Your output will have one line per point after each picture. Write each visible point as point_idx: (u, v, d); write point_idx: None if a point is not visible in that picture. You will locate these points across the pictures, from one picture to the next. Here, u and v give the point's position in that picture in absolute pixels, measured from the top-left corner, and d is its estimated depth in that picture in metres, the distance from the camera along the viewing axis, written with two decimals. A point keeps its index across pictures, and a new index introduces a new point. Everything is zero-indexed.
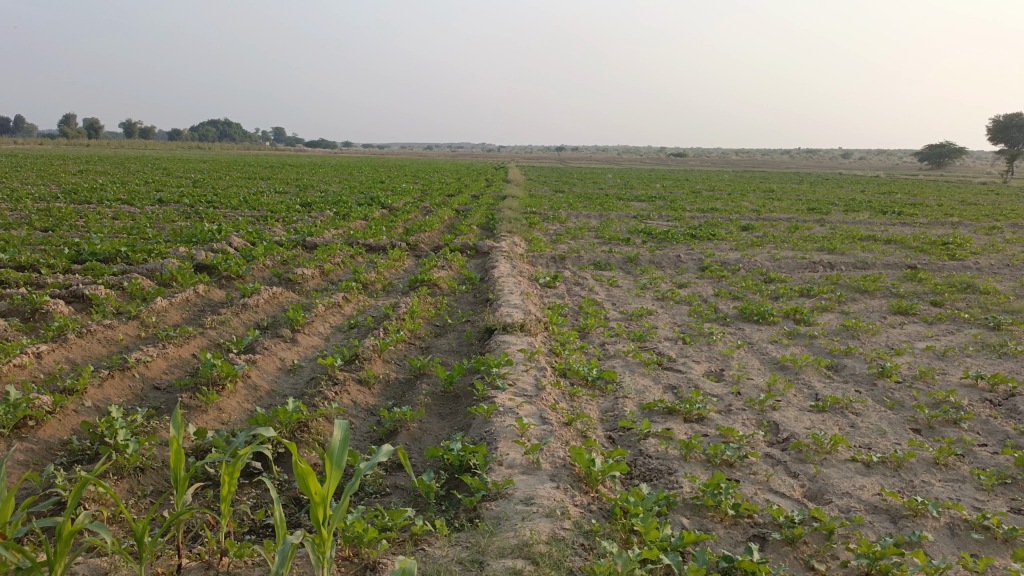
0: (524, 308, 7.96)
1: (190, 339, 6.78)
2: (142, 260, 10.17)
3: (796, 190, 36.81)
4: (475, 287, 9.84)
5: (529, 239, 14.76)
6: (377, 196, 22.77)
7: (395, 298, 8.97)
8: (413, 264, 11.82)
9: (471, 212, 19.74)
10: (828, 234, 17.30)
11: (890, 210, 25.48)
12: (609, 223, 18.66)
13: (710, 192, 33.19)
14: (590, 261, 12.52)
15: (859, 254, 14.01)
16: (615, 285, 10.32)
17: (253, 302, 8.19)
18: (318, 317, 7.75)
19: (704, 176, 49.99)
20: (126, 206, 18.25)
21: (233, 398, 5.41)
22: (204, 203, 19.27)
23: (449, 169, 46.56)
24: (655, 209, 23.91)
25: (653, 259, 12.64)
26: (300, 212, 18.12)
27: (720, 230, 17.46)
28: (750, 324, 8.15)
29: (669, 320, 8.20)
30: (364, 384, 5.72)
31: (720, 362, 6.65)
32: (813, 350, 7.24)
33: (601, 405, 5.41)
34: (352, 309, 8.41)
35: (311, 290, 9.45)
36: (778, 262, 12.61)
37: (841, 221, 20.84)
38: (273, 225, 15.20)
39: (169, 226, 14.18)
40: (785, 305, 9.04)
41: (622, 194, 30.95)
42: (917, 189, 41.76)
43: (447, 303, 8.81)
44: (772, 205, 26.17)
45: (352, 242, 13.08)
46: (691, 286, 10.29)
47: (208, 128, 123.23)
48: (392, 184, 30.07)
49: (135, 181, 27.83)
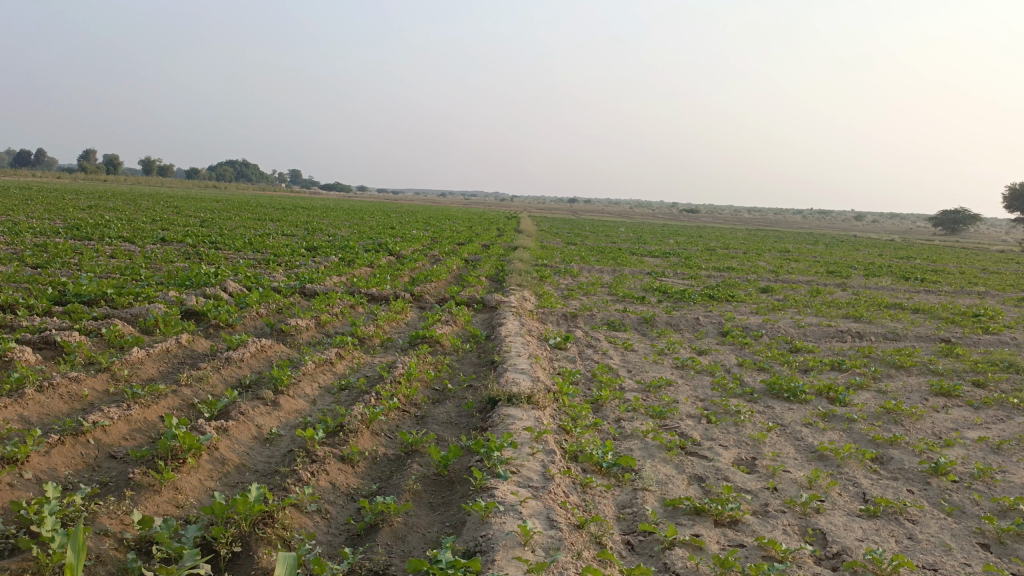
0: (532, 375, 7.25)
1: (160, 399, 6.09)
2: (128, 304, 9.55)
3: (812, 252, 36.16)
4: (480, 346, 9.17)
5: (539, 294, 14.13)
6: (386, 243, 22.30)
7: (393, 357, 8.30)
8: (416, 317, 11.18)
9: (480, 263, 19.16)
10: (851, 300, 16.62)
11: (912, 277, 24.80)
12: (623, 280, 18.05)
13: (725, 251, 32.70)
14: (603, 320, 11.85)
15: (887, 324, 13.27)
16: (631, 349, 9.62)
17: (237, 355, 7.53)
18: (305, 377, 7.06)
19: (718, 233, 49.58)
20: (126, 245, 17.75)
21: (195, 476, 4.70)
22: (207, 244, 18.77)
23: (462, 217, 46.28)
24: (669, 265, 23.30)
25: (669, 321, 11.95)
26: (305, 256, 17.59)
27: (737, 291, 16.79)
28: (779, 402, 7.42)
29: (691, 393, 7.48)
30: (345, 462, 5.01)
31: (750, 448, 5.90)
32: (852, 437, 6.49)
33: (617, 502, 4.68)
34: (345, 367, 7.74)
35: (303, 344, 8.79)
36: (803, 330, 11.88)
37: (863, 286, 20.15)
38: (274, 270, 14.64)
39: (166, 267, 13.63)
40: (816, 381, 8.32)
41: (635, 249, 30.42)
42: (936, 255, 41.09)
43: (448, 364, 8.12)
44: (788, 266, 25.55)
45: (353, 291, 12.48)
46: (712, 354, 9.59)
47: (226, 168, 124.45)
48: (402, 230, 29.65)
49: (143, 218, 27.49)
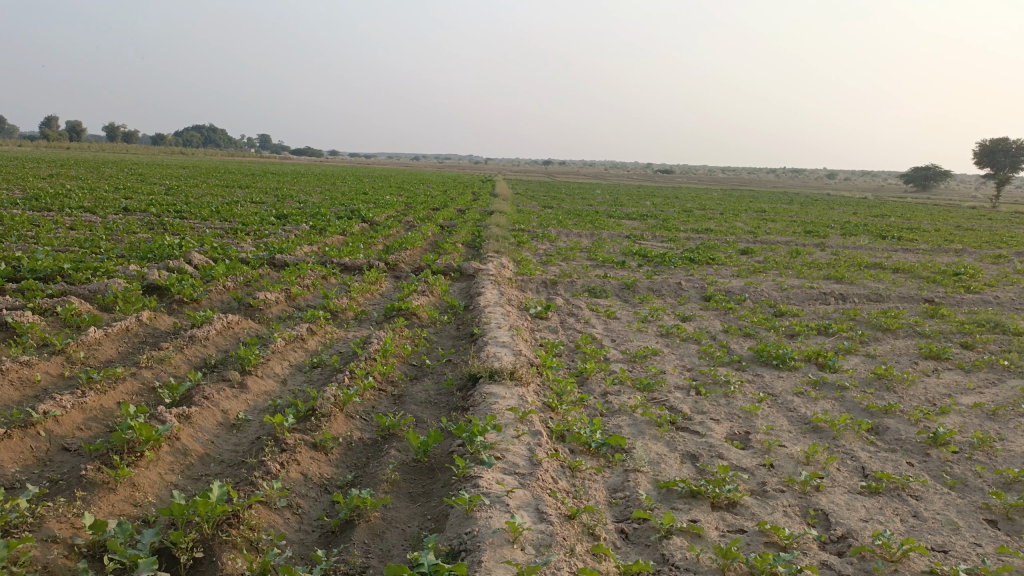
0: (513, 348, 6.95)
1: (117, 384, 5.70)
2: (85, 280, 9.06)
3: (788, 211, 36.19)
4: (458, 317, 8.84)
5: (518, 261, 13.79)
6: (358, 209, 21.77)
7: (368, 331, 7.95)
8: (391, 286, 10.80)
9: (456, 229, 18.76)
10: (831, 260, 16.51)
11: (889, 235, 24.83)
12: (601, 244, 17.77)
13: (702, 212, 32.55)
14: (584, 287, 11.55)
15: (869, 285, 13.14)
16: (613, 317, 9.35)
17: (202, 334, 7.13)
18: (275, 355, 6.70)
19: (694, 194, 49.43)
20: (87, 215, 17.06)
21: (154, 470, 4.35)
22: (172, 213, 18.12)
23: (436, 181, 45.58)
24: (647, 228, 23.04)
25: (651, 286, 11.68)
26: (275, 224, 17.05)
27: (718, 253, 16.58)
28: (768, 370, 7.19)
29: (678, 363, 7.24)
30: (318, 450, 4.69)
31: (743, 422, 5.67)
32: (846, 407, 6.29)
33: (609, 486, 4.42)
34: (317, 343, 7.38)
35: (273, 319, 8.40)
36: (786, 293, 11.68)
37: (841, 246, 20.07)
38: (242, 239, 14.13)
39: (128, 239, 13.07)
40: (804, 346, 8.12)
41: (612, 212, 30.12)
42: (910, 212, 41.30)
43: (425, 337, 7.78)
44: (766, 226, 25.43)
45: (325, 261, 12.05)
46: (697, 320, 9.35)
47: (192, 134, 121.61)
48: (375, 195, 29.03)
49: (106, 187, 26.59)
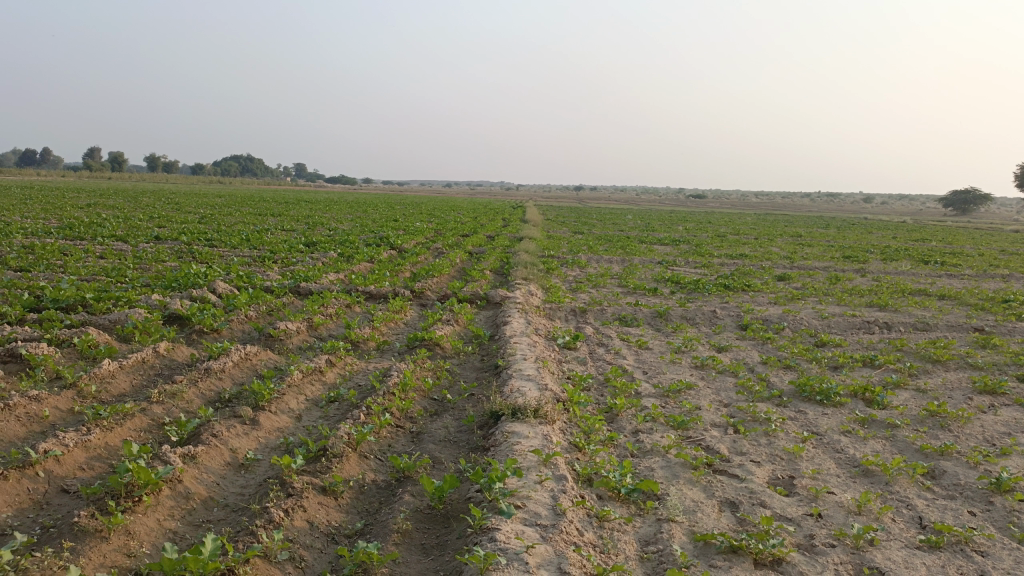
0: (539, 382, 6.61)
1: (125, 421, 5.46)
2: (106, 310, 8.94)
3: (825, 236, 35.45)
4: (483, 348, 8.53)
5: (546, 288, 13.48)
6: (387, 236, 21.69)
7: (389, 363, 7.67)
8: (416, 315, 10.54)
9: (485, 255, 18.52)
10: (872, 286, 15.92)
11: (931, 260, 24.06)
12: (633, 270, 17.40)
13: (736, 237, 31.95)
14: (614, 316, 11.18)
15: (914, 313, 12.56)
16: (645, 348, 8.96)
17: (218, 366, 6.90)
18: (290, 388, 6.43)
19: (728, 219, 48.80)
20: (118, 244, 17.16)
21: (152, 516, 4.07)
22: (202, 242, 18.17)
23: (467, 208, 45.55)
24: (680, 254, 22.60)
25: (684, 315, 11.25)
26: (303, 252, 16.98)
27: (753, 280, 16.09)
28: (811, 406, 6.74)
29: (714, 398, 6.83)
30: (326, 495, 4.37)
31: (786, 465, 5.25)
32: (897, 448, 5.83)
33: (639, 537, 4.05)
34: (335, 376, 7.10)
35: (293, 349, 8.17)
36: (827, 322, 11.17)
37: (882, 271, 19.42)
38: (268, 268, 14.02)
39: (155, 268, 13.03)
40: (849, 380, 7.65)
41: (644, 237, 29.68)
42: (952, 237, 40.20)
43: (448, 370, 7.48)
44: (803, 251, 24.79)
45: (350, 289, 11.85)
46: (733, 351, 8.91)
47: (229, 164, 123.97)
48: (405, 222, 29.02)
49: (141, 216, 26.92)
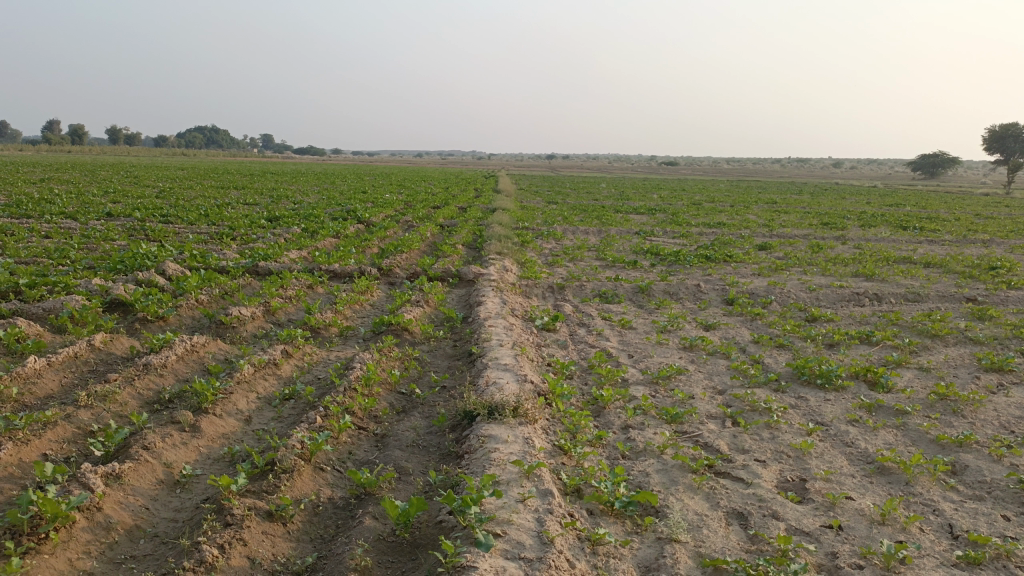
0: (517, 371, 5.99)
1: (45, 431, 4.74)
2: (40, 297, 8.14)
3: (800, 203, 35.19)
4: (455, 332, 7.90)
5: (522, 263, 12.85)
6: (355, 209, 20.86)
7: (352, 352, 7.01)
8: (383, 296, 9.86)
9: (457, 228, 17.82)
10: (856, 254, 15.50)
11: (909, 225, 23.77)
12: (610, 241, 16.82)
13: (712, 204, 31.47)
14: (594, 292, 10.58)
15: (903, 283, 12.12)
16: (629, 328, 8.36)
17: (159, 361, 6.17)
18: (240, 385, 5.75)
19: (702, 187, 48.39)
20: (67, 222, 16.15)
21: (61, 557, 3.40)
22: (158, 218, 17.21)
23: (438, 178, 44.52)
24: (657, 223, 22.00)
25: (667, 290, 10.68)
26: (265, 228, 16.13)
27: (734, 250, 15.57)
28: (813, 392, 6.21)
29: (709, 386, 6.27)
30: (272, 521, 3.74)
31: (794, 465, 4.70)
32: (910, 439, 5.32)
33: (638, 564, 3.47)
34: (292, 369, 6.42)
35: (248, 338, 7.47)
36: (815, 295, 10.68)
37: (862, 238, 19.06)
38: (226, 246, 13.20)
39: (102, 248, 12.13)
40: (848, 360, 7.14)
41: (619, 206, 29.09)
42: (926, 201, 40.12)
43: (417, 359, 6.83)
44: (781, 219, 24.40)
45: (313, 268, 11.10)
46: (722, 329, 8.36)
47: (194, 135, 120.79)
48: (375, 194, 28.11)
49: (95, 191, 25.64)
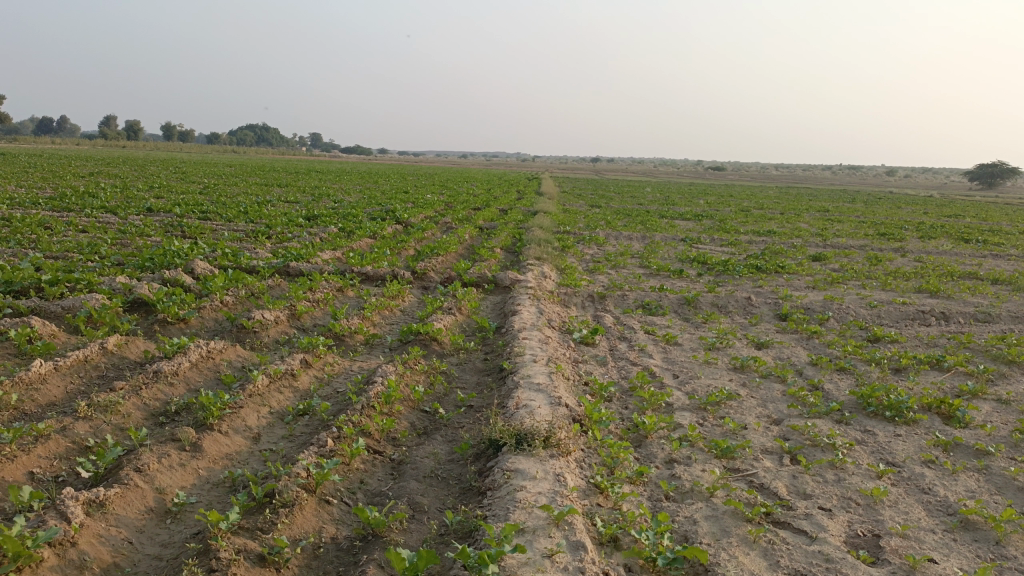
0: (551, 392, 5.48)
1: (36, 444, 4.37)
2: (61, 295, 7.89)
3: (853, 211, 34.01)
4: (487, 342, 7.42)
5: (561, 269, 12.34)
6: (394, 209, 20.56)
7: (375, 364, 6.57)
8: (414, 301, 9.43)
9: (496, 231, 17.37)
10: (917, 268, 14.63)
11: (973, 237, 22.59)
12: (654, 248, 16.20)
13: (761, 211, 30.52)
14: (637, 303, 10.01)
15: (971, 301, 11.28)
16: (674, 344, 7.78)
17: (170, 369, 5.80)
18: (252, 398, 5.35)
19: (750, 192, 47.19)
20: (107, 216, 16.12)
21: None
22: (196, 214, 17.09)
23: (481, 179, 44.17)
24: (703, 230, 21.25)
25: (716, 302, 10.05)
26: (301, 226, 15.87)
27: (786, 260, 14.81)
28: (880, 427, 5.57)
29: (764, 415, 5.67)
30: (264, 566, 3.29)
31: (864, 518, 4.09)
32: (998, 486, 4.66)
33: None
34: (310, 380, 6.00)
35: (269, 345, 7.08)
36: (876, 312, 9.94)
37: (922, 250, 18.10)
38: (260, 244, 12.95)
39: (135, 244, 11.94)
40: (919, 390, 6.46)
41: (664, 211, 28.37)
42: (987, 212, 38.41)
43: (444, 374, 6.36)
44: (834, 228, 23.44)
45: (345, 270, 10.73)
46: (776, 348, 7.73)
47: (244, 133, 122.85)
48: (416, 195, 27.86)
49: (141, 186, 25.80)
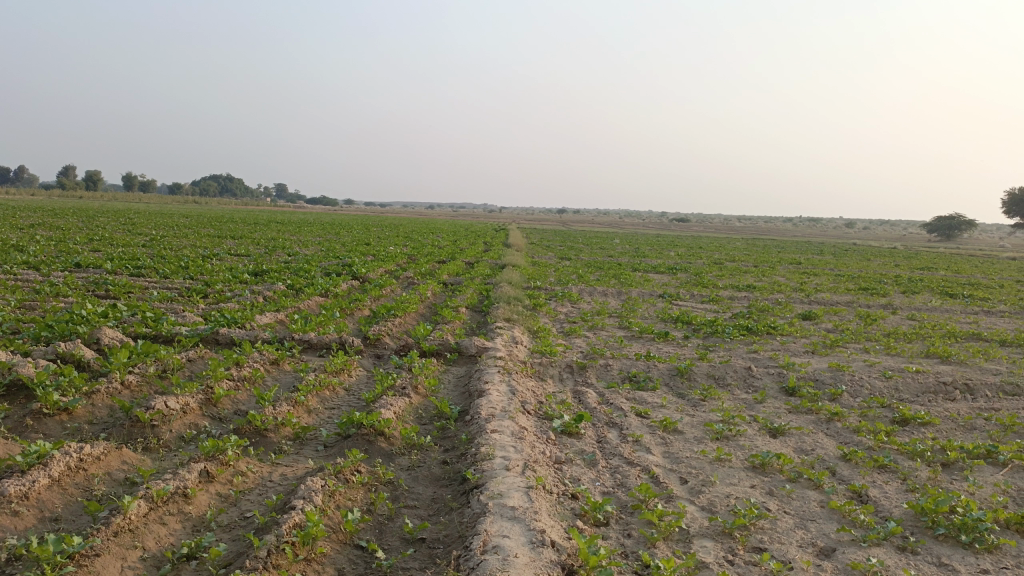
0: (528, 520, 4.08)
1: None
2: None
3: (826, 264, 33.54)
4: (445, 436, 5.99)
5: (534, 332, 11.03)
6: (353, 263, 19.20)
7: (301, 472, 5.10)
8: (362, 375, 7.99)
9: (461, 287, 16.05)
10: (915, 328, 13.61)
11: (956, 292, 21.79)
12: (633, 305, 15.01)
13: (735, 264, 29.66)
14: (622, 375, 8.67)
15: (987, 367, 10.21)
16: (675, 433, 6.43)
17: (16, 491, 4.27)
18: (118, 539, 3.87)
19: (717, 244, 46.84)
20: (28, 273, 14.47)
21: None
22: (131, 270, 15.51)
23: (447, 230, 42.95)
24: (681, 285, 20.16)
25: (711, 374, 8.76)
26: (246, 283, 14.40)
27: (776, 320, 13.70)
28: (960, 560, 4.25)
29: (808, 544, 4.32)
30: None
31: None
32: None
33: None
34: (209, 502, 4.52)
35: (168, 445, 5.58)
36: (893, 384, 8.73)
37: (910, 307, 17.23)
38: (193, 306, 11.43)
39: (44, 307, 10.36)
40: (987, 499, 5.16)
41: (636, 264, 27.30)
42: (958, 265, 38.19)
43: (389, 486, 4.91)
44: (813, 283, 22.65)
45: (283, 337, 9.24)
46: (797, 437, 6.42)
47: (206, 183, 121.02)
48: (379, 248, 26.47)
49: (81, 239, 23.99)
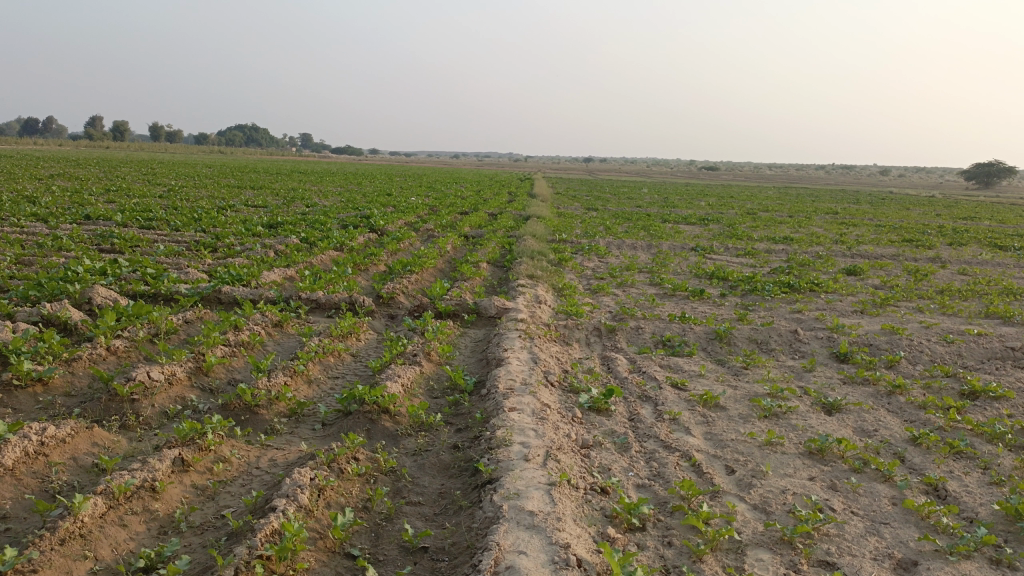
0: (549, 530, 3.42)
1: None
2: None
3: (864, 213, 32.19)
4: (458, 414, 5.33)
5: (558, 290, 10.30)
6: (372, 214, 18.50)
7: (292, 458, 4.48)
8: (370, 339, 7.33)
9: (483, 240, 15.32)
10: (969, 284, 12.65)
11: (1007, 244, 20.59)
12: (665, 260, 14.18)
13: (769, 215, 28.49)
14: (655, 339, 7.93)
15: None
16: (718, 409, 5.71)
17: None
18: (64, 549, 3.26)
19: (748, 193, 45.36)
20: (35, 225, 13.95)
21: None
22: (141, 222, 14.92)
23: (471, 180, 42.01)
24: (714, 236, 19.22)
25: (754, 337, 8.00)
26: (258, 236, 13.78)
27: (818, 275, 12.81)
28: None
29: (884, 557, 3.62)
30: None
31: None
32: None
33: None
34: (182, 497, 3.91)
35: (147, 423, 4.98)
36: (955, 350, 7.89)
37: (960, 260, 16.19)
38: (198, 260, 10.84)
39: (43, 262, 9.82)
40: None
41: (666, 215, 26.28)
42: (1003, 214, 36.45)
43: (390, 477, 4.26)
44: (853, 234, 21.53)
45: (290, 296, 8.60)
46: (856, 415, 5.67)
47: (231, 133, 120.47)
48: (400, 198, 25.73)
49: (97, 189, 23.54)
